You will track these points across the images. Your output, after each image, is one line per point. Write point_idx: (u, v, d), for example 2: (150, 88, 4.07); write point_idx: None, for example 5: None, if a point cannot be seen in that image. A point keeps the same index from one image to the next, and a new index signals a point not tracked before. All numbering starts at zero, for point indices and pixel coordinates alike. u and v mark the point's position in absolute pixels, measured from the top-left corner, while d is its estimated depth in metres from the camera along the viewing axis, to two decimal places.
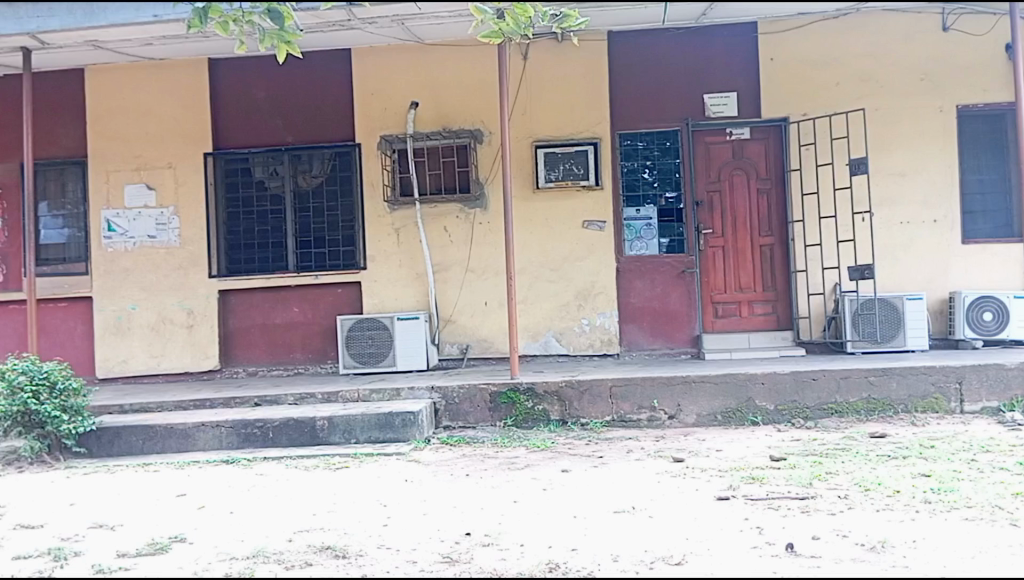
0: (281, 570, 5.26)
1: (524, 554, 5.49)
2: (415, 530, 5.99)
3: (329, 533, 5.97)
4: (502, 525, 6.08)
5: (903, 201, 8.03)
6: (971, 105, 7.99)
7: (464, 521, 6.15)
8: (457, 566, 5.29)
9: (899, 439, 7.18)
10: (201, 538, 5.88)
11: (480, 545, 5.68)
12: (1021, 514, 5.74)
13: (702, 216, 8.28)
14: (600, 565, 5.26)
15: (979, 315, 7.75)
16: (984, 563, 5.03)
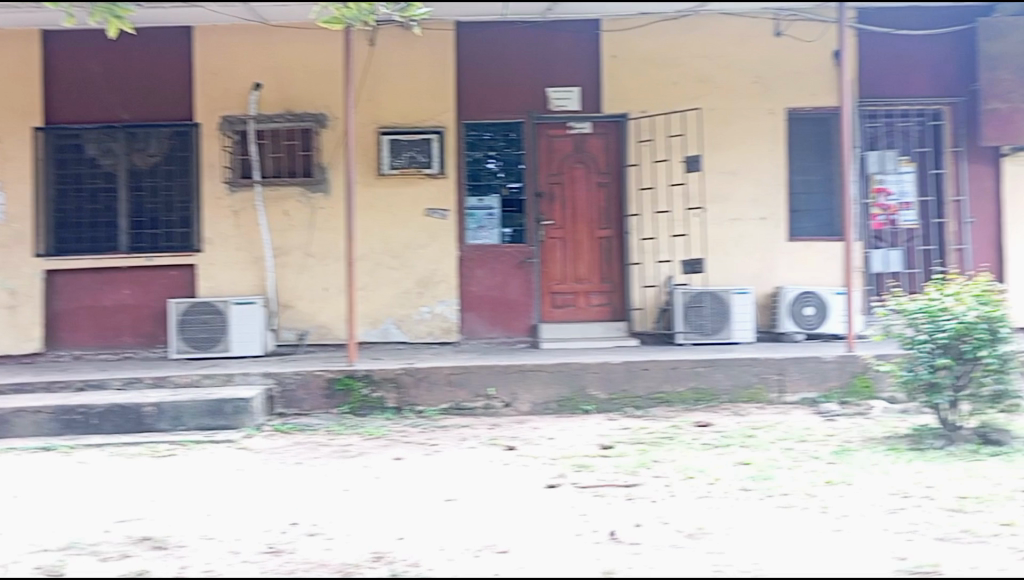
0: (95, 562, 5.09)
1: (350, 544, 5.45)
2: (241, 520, 5.84)
3: (148, 523, 5.76)
4: (331, 514, 5.99)
5: (733, 199, 8.30)
6: (800, 108, 8.30)
7: (293, 509, 6.05)
8: (280, 557, 5.22)
9: (722, 428, 7.30)
10: (12, 529, 5.60)
11: (306, 535, 5.61)
12: (830, 501, 6.01)
13: (543, 208, 8.44)
14: (426, 554, 5.31)
15: (800, 310, 8.00)
16: (789, 551, 5.30)
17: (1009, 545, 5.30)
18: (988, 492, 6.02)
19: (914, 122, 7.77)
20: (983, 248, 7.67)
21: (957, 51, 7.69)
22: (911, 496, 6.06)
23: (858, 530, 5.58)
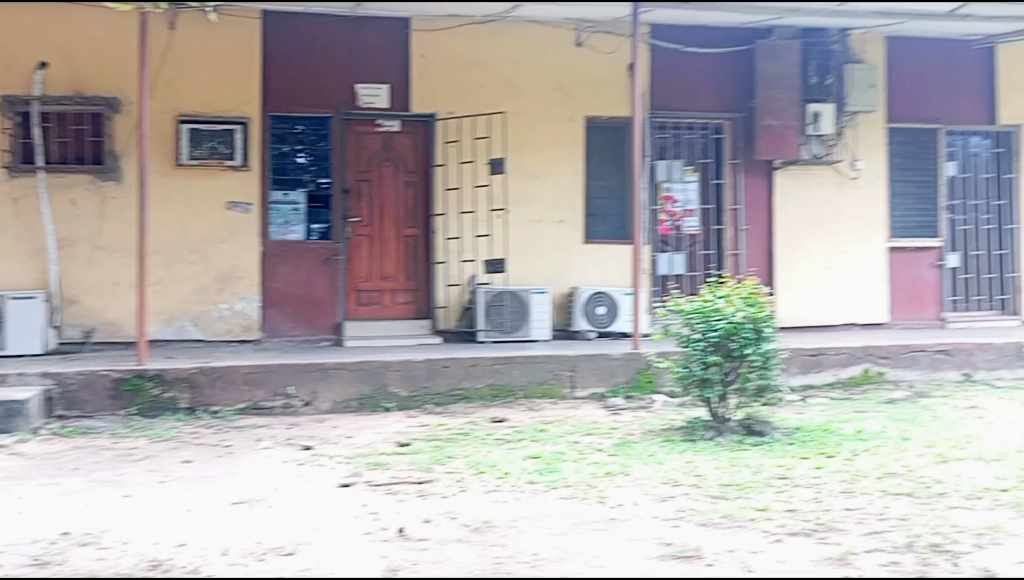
0: None
1: (124, 553, 5.25)
2: (5, 532, 5.49)
3: None
4: (107, 521, 5.74)
5: (534, 202, 8.58)
6: (597, 116, 8.69)
7: (65, 518, 5.74)
8: (45, 570, 4.96)
9: (517, 423, 7.55)
10: None
11: (77, 545, 5.35)
12: (609, 492, 6.34)
13: (350, 204, 8.37)
14: (206, 559, 5.19)
15: (594, 309, 8.39)
16: (569, 539, 5.59)
17: (763, 528, 5.69)
18: (750, 479, 6.47)
19: (699, 135, 8.30)
20: (756, 253, 8.30)
21: (738, 70, 8.24)
22: (681, 485, 6.46)
23: (632, 518, 5.92)
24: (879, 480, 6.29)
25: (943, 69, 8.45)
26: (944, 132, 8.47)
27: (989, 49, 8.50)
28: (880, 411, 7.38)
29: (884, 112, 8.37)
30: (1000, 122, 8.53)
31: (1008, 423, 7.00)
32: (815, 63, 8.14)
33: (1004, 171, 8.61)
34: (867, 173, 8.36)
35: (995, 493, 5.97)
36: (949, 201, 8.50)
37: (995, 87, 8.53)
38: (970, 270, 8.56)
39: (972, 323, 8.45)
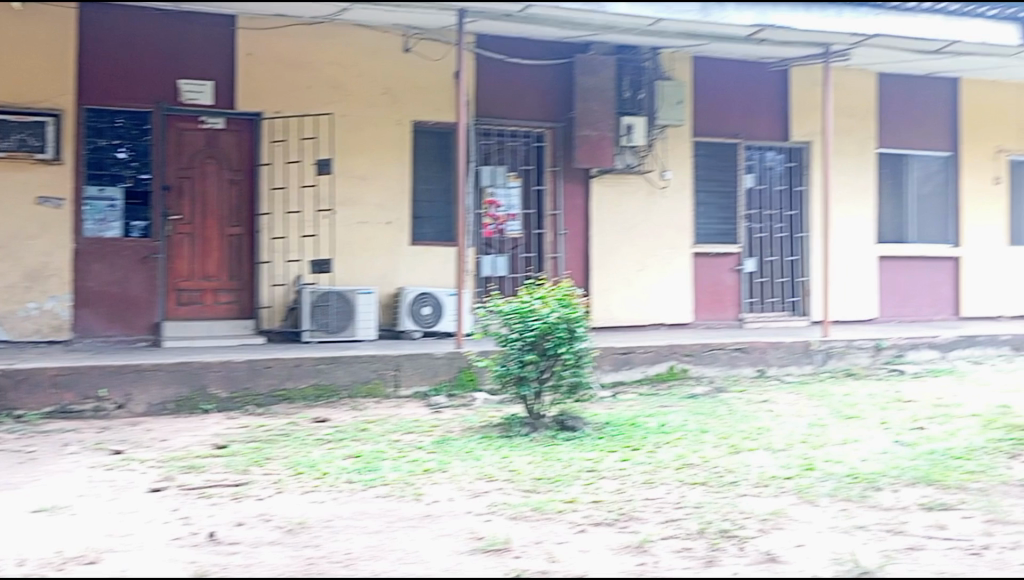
0: None
1: None
2: None
3: None
4: None
5: (361, 203, 8.67)
6: (424, 121, 8.88)
7: None
8: None
9: (339, 423, 7.52)
10: None
11: None
12: (425, 489, 6.24)
13: (170, 202, 8.17)
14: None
15: (419, 309, 8.57)
16: (383, 537, 5.47)
17: (569, 520, 5.67)
18: (560, 472, 6.47)
19: (522, 142, 8.63)
20: (574, 257, 8.70)
21: (558, 83, 8.63)
22: (494, 480, 6.41)
23: (445, 513, 5.84)
24: (677, 470, 6.40)
25: (743, 88, 9.13)
26: (743, 147, 9.18)
27: (783, 71, 9.27)
28: (682, 405, 7.71)
29: (691, 127, 8.98)
30: (792, 138, 9.32)
31: (795, 415, 7.32)
32: (628, 79, 8.69)
33: (796, 185, 9.41)
34: (675, 183, 8.95)
35: (780, 480, 6.06)
36: (747, 211, 9.21)
37: (788, 106, 9.31)
38: (765, 274, 9.31)
39: (766, 323, 9.19)
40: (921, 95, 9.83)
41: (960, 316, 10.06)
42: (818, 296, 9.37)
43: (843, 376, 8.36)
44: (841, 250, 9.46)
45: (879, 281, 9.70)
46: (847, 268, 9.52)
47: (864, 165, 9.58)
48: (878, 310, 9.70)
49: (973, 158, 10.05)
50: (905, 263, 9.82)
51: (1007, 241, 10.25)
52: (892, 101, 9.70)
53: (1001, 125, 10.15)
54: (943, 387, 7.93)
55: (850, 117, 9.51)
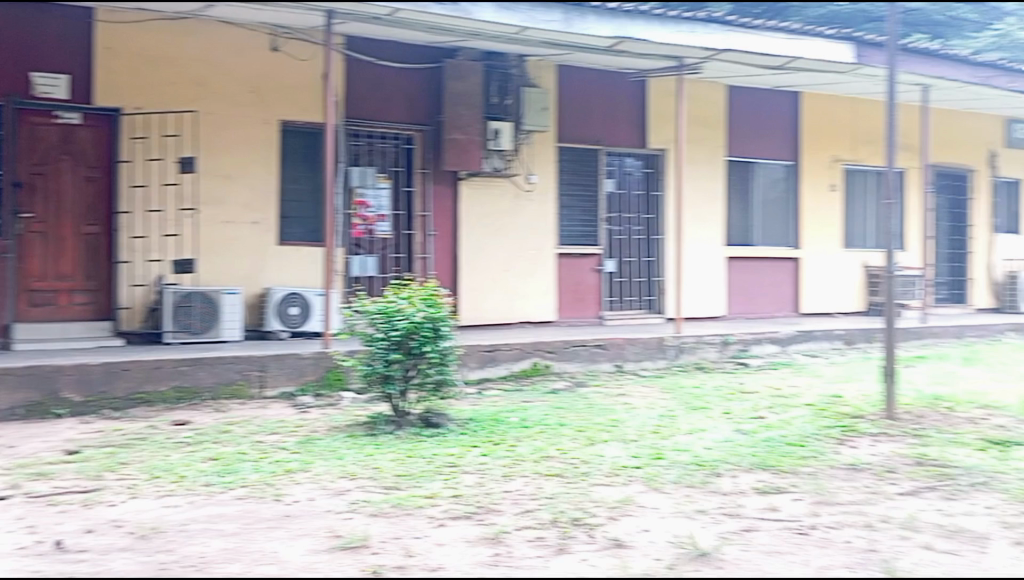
0: None
1: None
2: None
3: None
4: None
5: (226, 202, 8.58)
6: (292, 120, 8.86)
7: None
8: None
9: (200, 426, 7.22)
10: None
11: None
12: (286, 489, 5.62)
13: (21, 199, 7.87)
14: None
15: (286, 309, 8.57)
16: (243, 538, 4.81)
17: (428, 514, 4.97)
18: (422, 468, 5.82)
19: (392, 144, 8.71)
20: (443, 258, 8.86)
21: (428, 86, 8.75)
22: (357, 479, 5.77)
23: (306, 513, 5.17)
24: (536, 462, 5.64)
25: (604, 97, 9.56)
26: (604, 153, 9.61)
27: (641, 82, 9.73)
28: (543, 399, 7.26)
29: (556, 132, 9.31)
30: (649, 145, 9.81)
31: (646, 407, 6.58)
32: (495, 84, 8.89)
33: (652, 190, 9.94)
34: (540, 186, 9.26)
35: (630, 469, 5.20)
36: (608, 214, 9.67)
37: (646, 115, 9.79)
38: (624, 274, 9.80)
39: (624, 319, 9.61)
40: (767, 108, 10.52)
41: (799, 313, 10.84)
42: (672, 295, 9.94)
43: (694, 369, 8.48)
44: (694, 251, 10.06)
45: (727, 280, 10.37)
46: (699, 269, 10.11)
47: (715, 172, 10.17)
48: (726, 307, 10.36)
49: (812, 168, 10.83)
50: (750, 263, 10.51)
51: (840, 244, 11.08)
52: (740, 114, 10.34)
53: (834, 140, 11.00)
54: (783, 377, 7.51)
55: (702, 127, 10.06)
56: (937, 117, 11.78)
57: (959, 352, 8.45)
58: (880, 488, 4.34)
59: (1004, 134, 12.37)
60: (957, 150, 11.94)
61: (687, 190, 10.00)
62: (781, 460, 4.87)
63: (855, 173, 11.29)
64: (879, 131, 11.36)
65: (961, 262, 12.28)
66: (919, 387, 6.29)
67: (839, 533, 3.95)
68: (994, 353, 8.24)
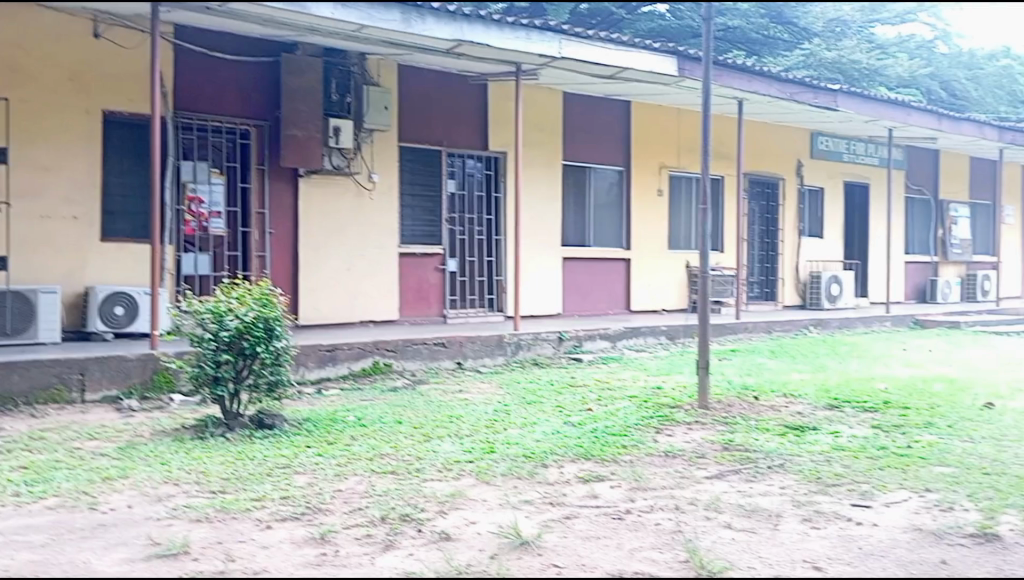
0: None
1: None
2: None
3: None
4: None
5: (42, 195, 8.08)
6: (115, 110, 8.44)
7: None
8: None
9: (10, 434, 6.70)
10: None
11: None
12: (103, 497, 5.23)
13: None
14: None
15: (111, 309, 8.14)
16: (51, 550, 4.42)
17: (257, 517, 4.75)
18: (252, 471, 5.53)
19: (226, 138, 8.43)
20: (281, 256, 8.69)
21: (264, 80, 8.56)
22: (182, 483, 5.45)
23: (124, 522, 4.81)
24: (370, 460, 5.48)
25: (445, 97, 9.65)
26: (445, 154, 9.71)
27: (483, 86, 9.94)
28: (381, 398, 7.12)
29: (396, 132, 9.33)
30: (490, 148, 10.01)
31: (483, 402, 6.67)
32: (335, 82, 8.88)
33: (492, 191, 10.15)
34: (381, 185, 9.24)
35: (462, 464, 5.17)
36: (450, 214, 9.79)
37: (486, 118, 10.00)
38: (465, 273, 9.97)
39: (466, 318, 9.85)
40: (598, 115, 10.93)
41: (630, 310, 11.38)
42: (510, 294, 10.24)
43: (530, 365, 8.66)
44: (531, 252, 10.32)
45: (564, 280, 10.73)
46: (537, 269, 10.38)
47: (551, 175, 10.45)
48: (561, 305, 10.72)
49: (639, 173, 11.35)
50: (584, 263, 10.92)
51: (666, 246, 11.71)
52: (575, 119, 10.69)
53: (662, 148, 11.57)
54: (609, 372, 7.87)
55: (539, 131, 10.31)
56: (749, 127, 12.54)
57: (767, 346, 9.04)
58: (689, 473, 4.60)
59: (809, 145, 13.35)
60: (768, 159, 12.77)
61: (523, 191, 10.20)
62: (603, 450, 5.06)
63: (677, 179, 11.91)
64: (696, 142, 12.02)
65: (771, 264, 13.21)
66: (730, 379, 6.72)
67: (651, 515, 4.15)
68: (798, 346, 8.88)
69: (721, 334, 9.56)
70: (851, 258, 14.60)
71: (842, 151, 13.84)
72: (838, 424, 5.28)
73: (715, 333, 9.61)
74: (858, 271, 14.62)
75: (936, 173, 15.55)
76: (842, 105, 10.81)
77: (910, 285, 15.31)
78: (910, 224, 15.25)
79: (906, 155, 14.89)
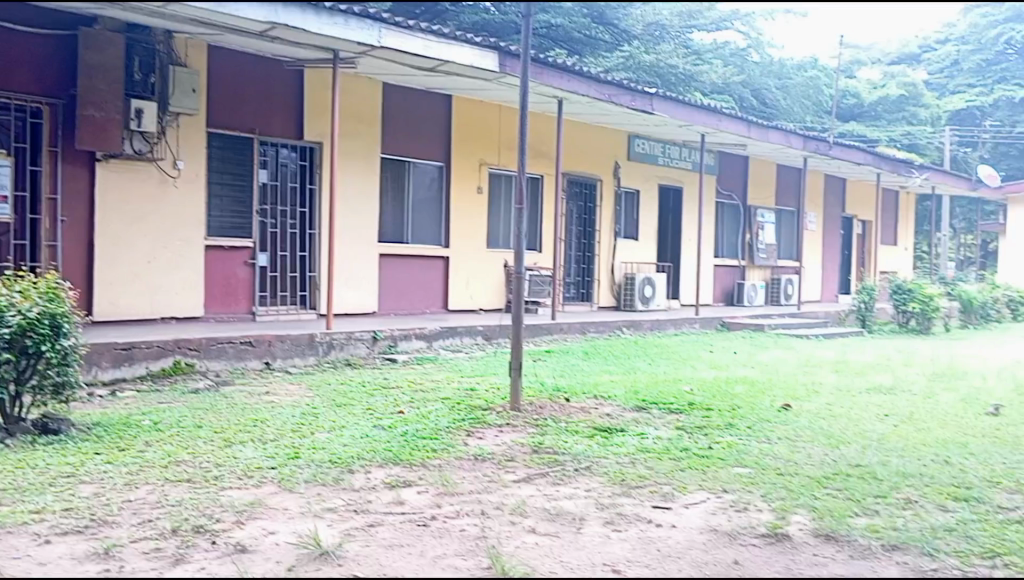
0: None
1: None
2: None
3: None
4: None
5: None
6: None
7: None
8: None
9: None
10: None
11: None
12: None
13: None
14: None
15: None
16: None
17: (31, 532, 4.05)
18: (31, 481, 4.84)
19: (14, 117, 7.71)
20: (75, 246, 8.09)
21: (58, 55, 7.90)
22: None
23: None
24: (164, 468, 4.97)
25: (259, 83, 9.26)
26: (258, 142, 9.30)
27: (299, 73, 9.62)
28: (181, 401, 6.66)
29: (205, 117, 8.86)
30: (305, 137, 9.70)
31: (290, 405, 6.37)
32: (138, 60, 8.36)
33: (307, 183, 9.83)
34: (188, 174, 8.76)
35: (264, 471, 4.81)
36: (262, 206, 9.37)
37: (302, 106, 9.66)
38: (278, 269, 9.62)
39: (278, 316, 9.49)
40: (421, 110, 10.81)
41: (448, 308, 11.37)
42: (324, 291, 9.98)
43: (343, 366, 8.35)
44: (347, 247, 10.09)
45: (380, 278, 10.54)
46: (350, 267, 10.15)
47: (369, 168, 10.24)
48: (377, 303, 10.55)
49: (458, 173, 11.28)
50: (402, 260, 10.80)
51: (484, 244, 11.76)
52: (394, 112, 10.52)
53: (483, 145, 11.55)
54: (421, 371, 7.77)
55: (355, 121, 10.06)
56: (569, 128, 12.77)
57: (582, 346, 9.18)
58: (498, 477, 4.51)
59: (627, 147, 13.73)
60: (585, 162, 13.02)
61: (339, 184, 9.94)
62: (412, 454, 4.90)
63: (498, 178, 11.98)
64: (513, 137, 11.99)
65: (588, 265, 13.50)
66: (543, 380, 6.75)
67: (457, 521, 3.94)
68: (611, 347, 9.06)
69: (537, 334, 9.71)
70: (665, 260, 15.06)
71: (658, 154, 14.32)
72: (644, 425, 5.37)
73: (531, 334, 9.72)
74: (671, 272, 15.09)
75: (746, 179, 16.41)
76: (657, 107, 11.15)
77: (718, 287, 16.09)
78: (719, 229, 16.01)
79: (718, 161, 15.62)
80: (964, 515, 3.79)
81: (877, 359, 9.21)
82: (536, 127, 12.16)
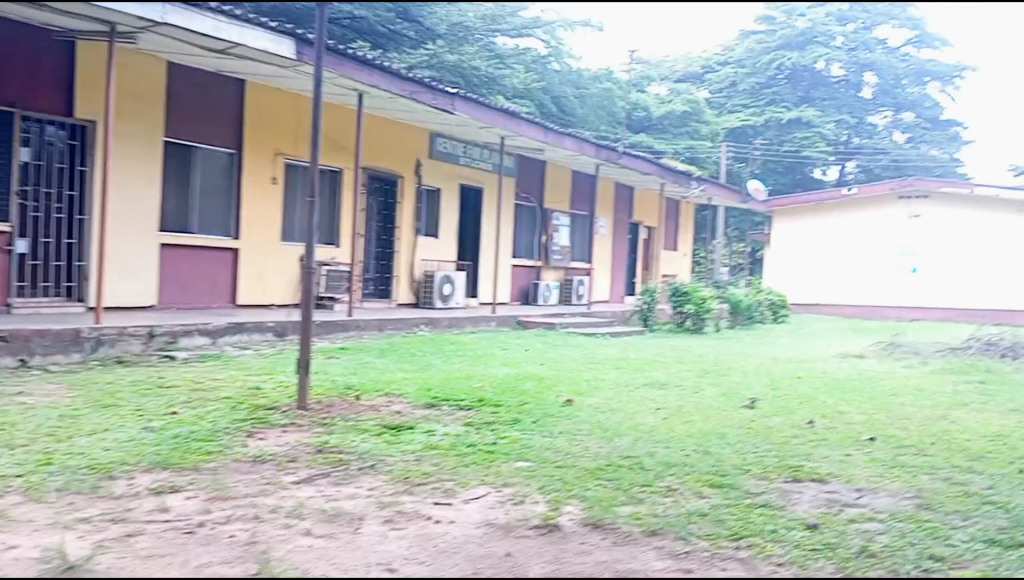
0: None
1: None
2: None
3: None
4: None
5: None
6: None
7: None
8: None
9: None
10: None
11: None
12: None
13: None
14: None
15: None
16: None
17: None
18: None
19: None
20: None
21: None
22: None
23: None
24: None
25: (22, 52, 8.51)
26: (20, 117, 8.53)
27: (69, 43, 8.92)
28: None
29: None
30: (75, 115, 9.00)
31: (47, 407, 5.82)
32: None
33: (77, 163, 9.14)
34: None
35: (6, 480, 4.36)
36: (21, 187, 8.61)
37: (73, 80, 8.98)
38: (38, 257, 8.89)
39: (38, 308, 8.75)
40: (211, 92, 10.30)
41: (237, 304, 10.94)
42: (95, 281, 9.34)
43: (112, 364, 7.77)
44: (123, 236, 9.48)
45: (160, 269, 9.97)
46: (125, 257, 9.53)
47: (150, 152, 9.65)
48: (156, 297, 9.97)
49: (251, 160, 10.85)
50: (186, 252, 10.26)
51: (278, 238, 11.39)
52: (182, 94, 9.96)
53: (278, 134, 11.19)
54: (201, 370, 7.35)
55: (136, 100, 9.46)
56: (370, 122, 12.61)
57: (376, 344, 9.07)
58: (276, 479, 4.34)
59: (428, 145, 13.76)
60: (387, 157, 12.93)
61: (114, 167, 9.31)
62: (184, 458, 4.63)
63: (294, 168, 11.64)
64: (306, 129, 11.61)
65: (388, 261, 13.45)
66: (332, 378, 6.59)
67: (225, 527, 3.74)
68: (406, 345, 9.02)
69: (330, 332, 9.48)
70: (465, 258, 15.27)
71: (459, 153, 14.45)
72: (433, 422, 5.37)
73: (325, 331, 9.49)
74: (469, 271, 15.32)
75: (543, 182, 16.90)
76: (458, 108, 11.23)
77: (515, 287, 16.49)
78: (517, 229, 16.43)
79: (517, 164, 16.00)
80: (718, 500, 4.06)
81: (658, 357, 9.72)
82: (335, 118, 11.90)
